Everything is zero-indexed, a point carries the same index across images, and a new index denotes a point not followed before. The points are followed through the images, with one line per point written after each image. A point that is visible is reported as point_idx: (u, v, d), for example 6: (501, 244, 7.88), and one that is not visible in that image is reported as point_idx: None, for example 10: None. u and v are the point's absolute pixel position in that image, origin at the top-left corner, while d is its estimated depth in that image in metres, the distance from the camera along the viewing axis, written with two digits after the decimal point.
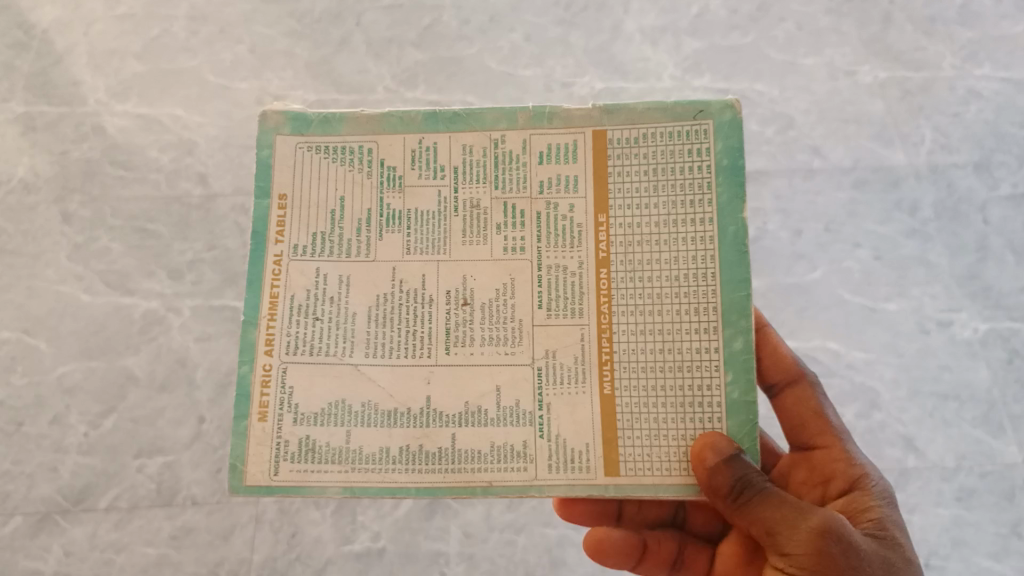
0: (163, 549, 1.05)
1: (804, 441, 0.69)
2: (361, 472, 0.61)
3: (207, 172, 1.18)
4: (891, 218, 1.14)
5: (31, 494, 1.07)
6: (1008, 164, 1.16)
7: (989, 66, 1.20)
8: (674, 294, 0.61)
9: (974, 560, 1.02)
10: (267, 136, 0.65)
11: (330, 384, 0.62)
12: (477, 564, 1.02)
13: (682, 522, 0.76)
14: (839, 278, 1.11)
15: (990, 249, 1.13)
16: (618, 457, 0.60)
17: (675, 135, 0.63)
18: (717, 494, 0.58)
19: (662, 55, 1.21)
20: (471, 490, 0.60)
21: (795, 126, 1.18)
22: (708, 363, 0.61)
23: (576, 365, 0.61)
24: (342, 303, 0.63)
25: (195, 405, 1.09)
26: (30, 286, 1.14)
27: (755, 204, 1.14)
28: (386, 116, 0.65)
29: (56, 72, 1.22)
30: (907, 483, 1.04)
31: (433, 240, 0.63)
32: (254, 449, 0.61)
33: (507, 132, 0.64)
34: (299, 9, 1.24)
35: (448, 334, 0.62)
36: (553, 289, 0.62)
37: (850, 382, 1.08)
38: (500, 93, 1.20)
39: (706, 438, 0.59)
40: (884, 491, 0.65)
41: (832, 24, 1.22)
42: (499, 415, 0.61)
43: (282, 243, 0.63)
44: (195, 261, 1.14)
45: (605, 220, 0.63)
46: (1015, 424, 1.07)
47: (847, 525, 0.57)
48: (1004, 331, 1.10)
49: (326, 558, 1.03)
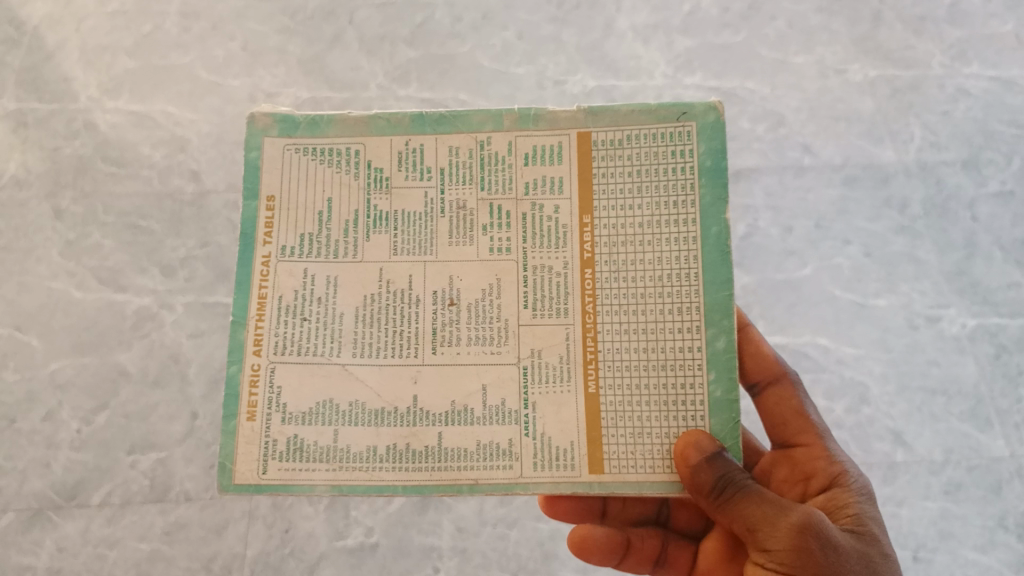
0: (155, 544, 1.05)
1: (785, 439, 0.70)
2: (348, 471, 0.61)
3: (200, 168, 1.18)
4: (880, 215, 1.15)
5: (23, 490, 1.07)
6: (996, 161, 1.17)
7: (978, 64, 1.21)
8: (659, 294, 0.62)
9: (961, 552, 1.03)
10: (255, 138, 0.65)
11: (318, 383, 0.62)
12: (470, 557, 1.03)
13: (666, 520, 0.77)
14: (829, 274, 1.12)
15: (978, 245, 1.14)
16: (603, 456, 0.61)
17: (659, 137, 0.64)
18: (699, 491, 0.59)
19: (655, 52, 1.21)
20: (457, 488, 0.61)
21: (785, 124, 1.18)
22: (690, 362, 0.61)
23: (561, 364, 0.62)
24: (330, 303, 0.63)
25: (188, 401, 1.09)
26: (21, 283, 1.14)
27: (746, 200, 1.15)
28: (374, 119, 0.65)
29: (47, 68, 1.22)
30: (895, 477, 1.05)
31: (420, 241, 0.64)
32: (243, 448, 0.61)
33: (493, 134, 0.65)
34: (291, 6, 1.24)
35: (435, 334, 0.62)
36: (539, 289, 0.63)
37: (840, 377, 1.09)
38: (493, 89, 1.20)
39: (689, 436, 0.60)
40: (863, 488, 0.65)
41: (823, 22, 1.23)
42: (485, 414, 0.61)
43: (270, 244, 0.64)
44: (187, 258, 1.14)
45: (590, 221, 0.63)
46: (1002, 418, 1.08)
47: (826, 522, 0.58)
48: (991, 327, 1.11)
49: (319, 552, 1.04)
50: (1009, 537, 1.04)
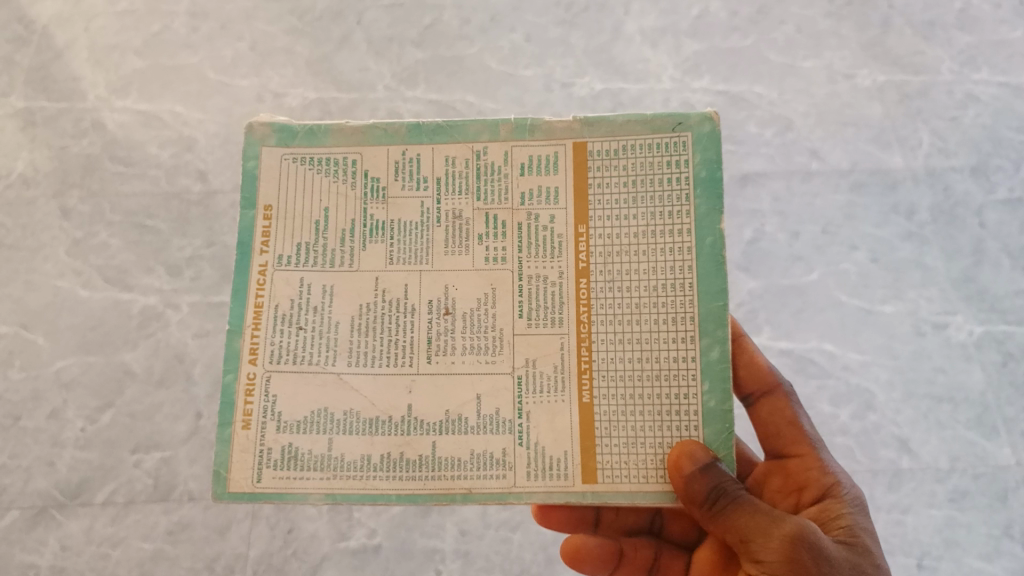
0: (159, 544, 1.05)
1: (778, 450, 0.70)
2: (342, 479, 0.61)
3: (207, 168, 1.18)
4: (888, 220, 1.14)
5: (28, 488, 1.07)
6: (1005, 168, 1.17)
7: (987, 70, 1.21)
8: (652, 303, 0.62)
9: (966, 561, 1.02)
10: (253, 147, 0.65)
11: (313, 392, 0.62)
12: (472, 561, 1.02)
13: (660, 530, 0.77)
14: (835, 280, 1.12)
15: (985, 252, 1.13)
16: (596, 465, 0.61)
17: (654, 147, 0.64)
18: (692, 501, 0.59)
19: (662, 56, 1.21)
20: (450, 497, 0.61)
21: (793, 129, 1.18)
22: (684, 372, 0.61)
23: (555, 374, 0.62)
24: (326, 312, 0.63)
25: (193, 401, 1.09)
26: (28, 281, 1.14)
27: (752, 205, 1.14)
28: (371, 128, 0.65)
29: (56, 67, 1.22)
30: (901, 484, 1.05)
31: (415, 250, 0.64)
32: (238, 456, 0.61)
33: (489, 144, 0.65)
34: (300, 7, 1.25)
35: (430, 343, 0.62)
36: (533, 298, 0.63)
37: (846, 384, 1.08)
38: (500, 92, 1.20)
39: (683, 447, 0.59)
40: (856, 498, 0.65)
41: (832, 27, 1.23)
42: (479, 423, 0.61)
43: (267, 253, 0.64)
44: (194, 258, 1.14)
45: (584, 231, 0.63)
46: (1008, 427, 1.07)
47: (818, 533, 0.58)
48: (998, 334, 1.10)
49: (322, 554, 1.03)
50: (1015, 547, 1.03)
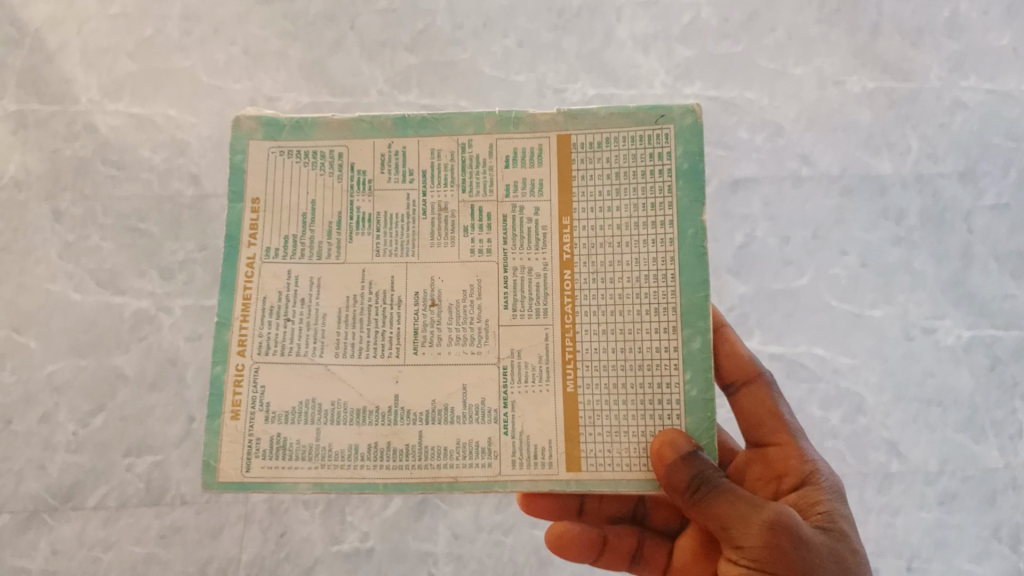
0: (151, 547, 1.05)
1: (759, 439, 0.70)
2: (331, 468, 0.61)
3: (200, 172, 1.18)
4: (877, 225, 1.15)
5: (20, 491, 1.07)
6: (993, 173, 1.18)
7: (975, 77, 1.22)
8: (635, 294, 0.62)
9: (955, 562, 1.04)
10: (240, 141, 0.65)
11: (302, 382, 0.62)
12: (466, 563, 1.02)
13: (643, 518, 0.77)
14: (825, 284, 1.12)
15: (973, 257, 1.14)
16: (580, 453, 0.61)
17: (636, 139, 0.64)
18: (675, 490, 0.59)
19: (654, 62, 1.22)
20: (437, 486, 0.61)
21: (784, 134, 1.19)
22: (668, 361, 0.61)
23: (540, 364, 0.62)
24: (313, 304, 0.63)
25: (184, 405, 1.09)
26: (20, 284, 1.14)
27: (743, 210, 1.15)
28: (357, 121, 0.66)
29: (48, 70, 1.22)
30: (890, 486, 1.05)
31: (401, 242, 0.64)
32: (227, 447, 0.61)
33: (474, 137, 0.65)
34: (292, 10, 1.25)
35: (416, 334, 0.63)
36: (519, 290, 0.63)
37: (836, 387, 1.09)
38: (493, 97, 1.21)
39: (666, 435, 0.60)
40: (834, 485, 0.65)
41: (822, 33, 1.23)
42: (465, 413, 0.61)
43: (254, 246, 0.64)
44: (186, 261, 1.14)
45: (569, 222, 0.64)
46: (997, 428, 1.08)
47: (797, 518, 0.59)
48: (986, 338, 1.11)
49: (314, 557, 1.03)
50: (1002, 547, 1.04)
